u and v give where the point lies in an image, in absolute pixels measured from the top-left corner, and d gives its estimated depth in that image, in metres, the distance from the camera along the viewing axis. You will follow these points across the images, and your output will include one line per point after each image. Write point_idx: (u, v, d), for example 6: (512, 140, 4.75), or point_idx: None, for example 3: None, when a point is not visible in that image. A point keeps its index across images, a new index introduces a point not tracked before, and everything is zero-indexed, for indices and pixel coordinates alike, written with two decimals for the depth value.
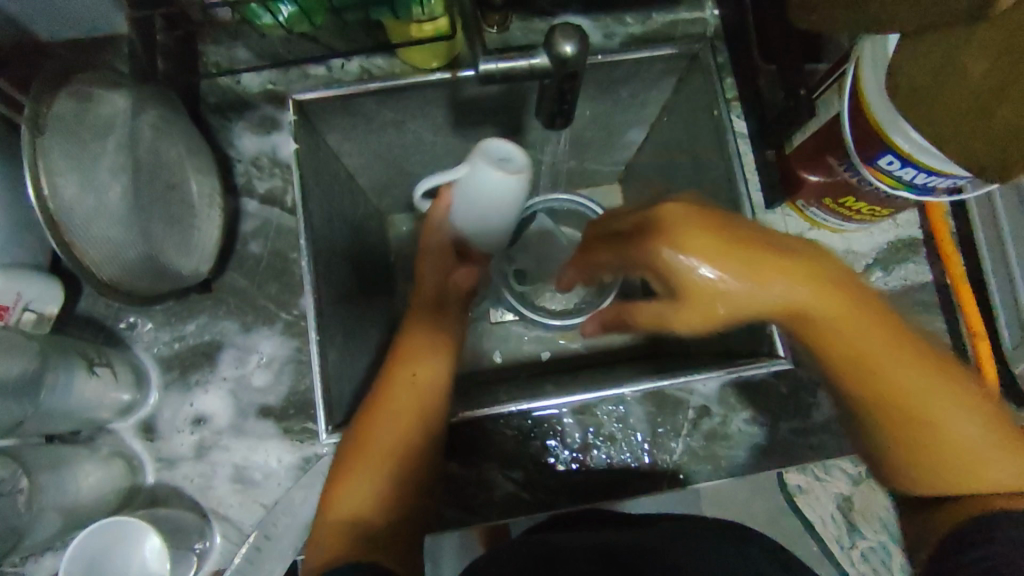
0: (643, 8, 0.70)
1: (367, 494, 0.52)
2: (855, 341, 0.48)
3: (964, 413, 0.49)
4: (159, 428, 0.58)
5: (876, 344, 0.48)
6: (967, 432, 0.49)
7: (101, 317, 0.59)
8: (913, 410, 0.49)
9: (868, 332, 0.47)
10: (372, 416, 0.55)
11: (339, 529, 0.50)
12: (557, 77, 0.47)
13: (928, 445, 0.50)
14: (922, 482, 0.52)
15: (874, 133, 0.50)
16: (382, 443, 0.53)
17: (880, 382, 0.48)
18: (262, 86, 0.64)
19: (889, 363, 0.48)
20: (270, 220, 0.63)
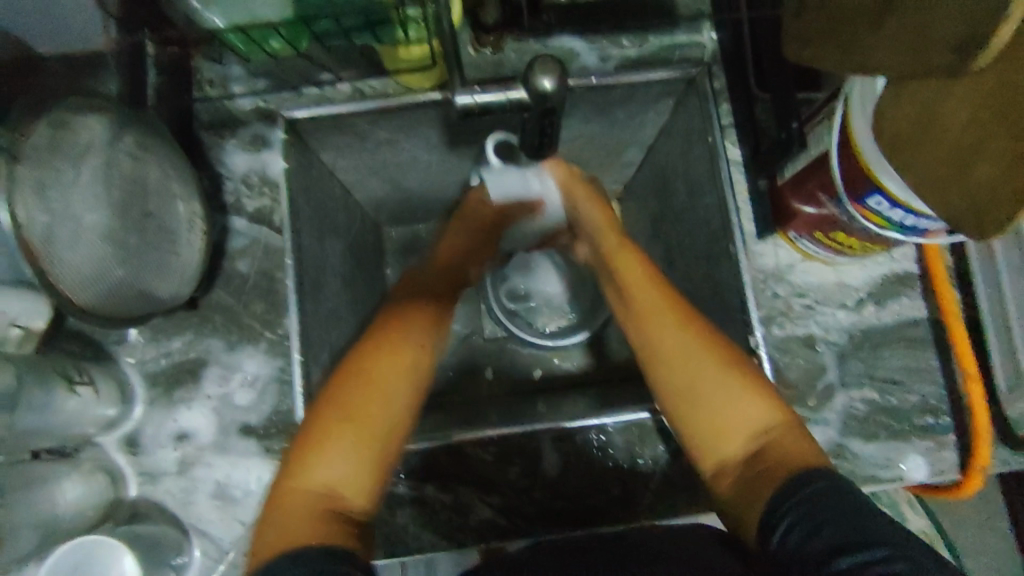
0: (639, 31, 0.69)
1: (340, 472, 0.50)
2: (653, 325, 0.55)
3: (732, 402, 0.51)
4: (143, 443, 0.59)
5: (665, 320, 0.54)
6: (731, 414, 0.51)
7: (90, 331, 0.60)
8: (682, 386, 0.53)
9: (666, 319, 0.54)
10: (347, 389, 0.52)
11: (307, 507, 0.48)
12: (535, 111, 0.48)
13: (699, 438, 0.52)
14: (719, 472, 0.51)
15: (862, 171, 0.49)
16: (362, 421, 0.51)
17: (663, 361, 0.53)
18: (254, 104, 0.65)
19: (669, 335, 0.54)
20: (258, 239, 0.63)
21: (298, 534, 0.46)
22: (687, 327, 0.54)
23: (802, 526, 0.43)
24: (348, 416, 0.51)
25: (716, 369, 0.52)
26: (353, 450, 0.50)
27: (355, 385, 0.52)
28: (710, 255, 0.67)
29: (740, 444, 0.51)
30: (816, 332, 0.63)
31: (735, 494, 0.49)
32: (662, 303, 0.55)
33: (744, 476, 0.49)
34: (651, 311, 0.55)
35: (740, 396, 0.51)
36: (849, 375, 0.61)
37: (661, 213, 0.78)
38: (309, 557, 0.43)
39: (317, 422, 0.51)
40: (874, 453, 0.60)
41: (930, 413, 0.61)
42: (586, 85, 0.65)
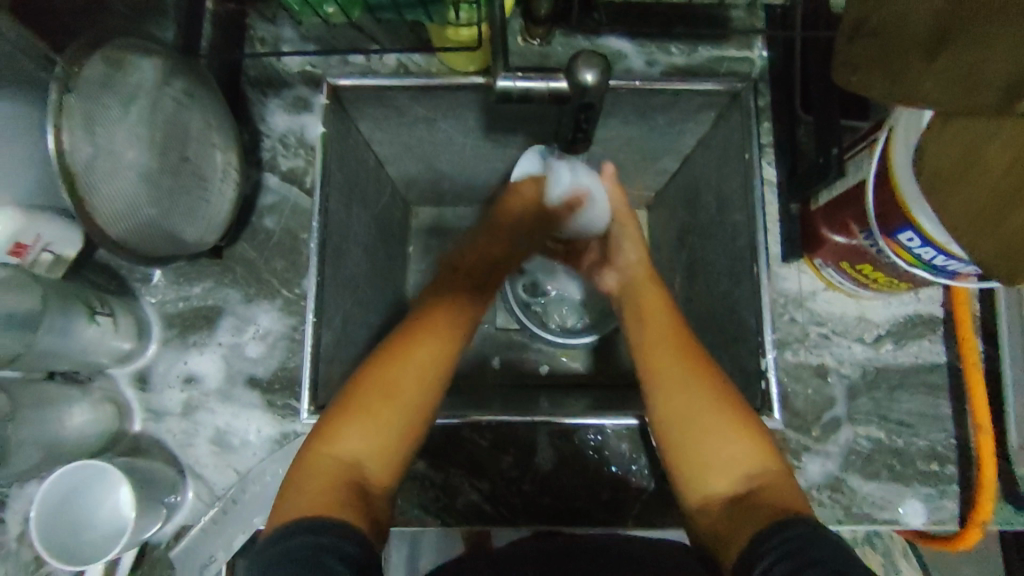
0: (689, 39, 0.69)
1: (365, 443, 0.52)
2: (655, 363, 0.57)
3: (722, 441, 0.52)
4: (152, 380, 0.60)
5: (668, 359, 0.56)
6: (722, 454, 0.52)
7: (116, 266, 0.62)
8: (677, 420, 0.53)
9: (669, 360, 0.56)
10: (385, 371, 0.55)
11: (328, 472, 0.50)
12: (573, 103, 0.48)
13: (687, 472, 0.52)
14: (703, 511, 0.51)
15: (897, 206, 0.48)
16: (403, 394, 0.54)
17: (663, 394, 0.55)
18: (301, 67, 0.66)
19: (671, 374, 0.55)
20: (288, 197, 0.65)
21: (316, 500, 0.47)
22: (677, 365, 0.56)
23: (790, 558, 0.41)
24: (388, 389, 0.54)
25: (710, 408, 0.53)
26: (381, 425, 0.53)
27: (386, 369, 0.55)
28: (731, 273, 0.66)
29: (723, 485, 0.51)
30: (829, 363, 0.62)
31: (719, 528, 0.49)
32: (668, 345, 0.57)
33: (726, 514, 0.49)
34: (654, 350, 0.57)
35: (728, 433, 0.52)
36: (858, 411, 0.60)
37: (688, 226, 0.77)
38: (320, 526, 0.44)
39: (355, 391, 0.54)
40: (873, 493, 0.59)
41: (936, 460, 0.59)
42: (628, 88, 0.65)
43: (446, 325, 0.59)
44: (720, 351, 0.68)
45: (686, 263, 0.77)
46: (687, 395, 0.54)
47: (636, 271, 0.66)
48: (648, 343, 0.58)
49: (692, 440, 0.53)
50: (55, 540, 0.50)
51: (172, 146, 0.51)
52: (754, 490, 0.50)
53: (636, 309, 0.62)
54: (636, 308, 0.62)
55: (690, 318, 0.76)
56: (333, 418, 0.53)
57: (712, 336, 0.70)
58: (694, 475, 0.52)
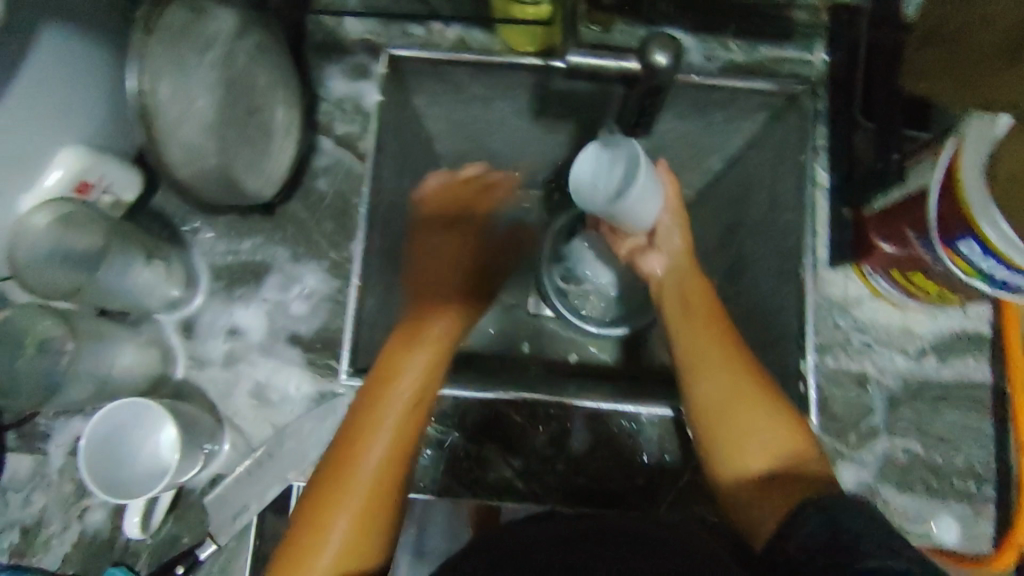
0: (751, 37, 0.69)
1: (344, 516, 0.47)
2: (690, 349, 0.56)
3: (759, 417, 0.52)
4: (197, 329, 0.61)
5: (703, 347, 0.55)
6: (760, 435, 0.51)
7: (170, 215, 0.63)
8: (711, 400, 0.53)
9: (704, 346, 0.55)
10: (355, 444, 0.49)
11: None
12: (642, 86, 0.49)
13: (721, 444, 0.52)
14: (738, 484, 0.51)
15: (960, 213, 0.47)
16: (386, 451, 0.49)
17: (698, 376, 0.54)
18: (362, 34, 0.67)
19: (710, 348, 0.55)
20: (340, 162, 0.65)
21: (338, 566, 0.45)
22: (713, 336, 0.56)
23: (828, 533, 0.42)
24: (348, 465, 0.48)
25: (742, 380, 0.53)
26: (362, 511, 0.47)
27: (360, 437, 0.49)
28: (776, 274, 0.66)
29: (761, 465, 0.51)
30: (870, 371, 0.61)
31: (757, 509, 0.49)
32: (706, 332, 0.56)
33: (764, 497, 0.49)
34: (690, 333, 0.57)
35: (763, 409, 0.52)
36: (896, 422, 0.60)
37: (731, 226, 0.77)
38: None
39: (324, 484, 0.48)
40: (906, 505, 0.58)
41: (973, 479, 0.59)
42: (687, 81, 0.64)
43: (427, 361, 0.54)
44: (757, 352, 0.68)
45: (726, 262, 0.77)
46: (720, 372, 0.54)
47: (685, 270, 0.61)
48: (680, 325, 0.58)
49: (729, 412, 0.52)
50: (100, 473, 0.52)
51: (241, 97, 0.52)
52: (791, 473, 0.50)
53: (666, 283, 0.61)
54: (686, 288, 0.61)
55: (727, 317, 0.75)
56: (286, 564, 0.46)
57: (748, 337, 0.70)
58: (728, 448, 0.52)
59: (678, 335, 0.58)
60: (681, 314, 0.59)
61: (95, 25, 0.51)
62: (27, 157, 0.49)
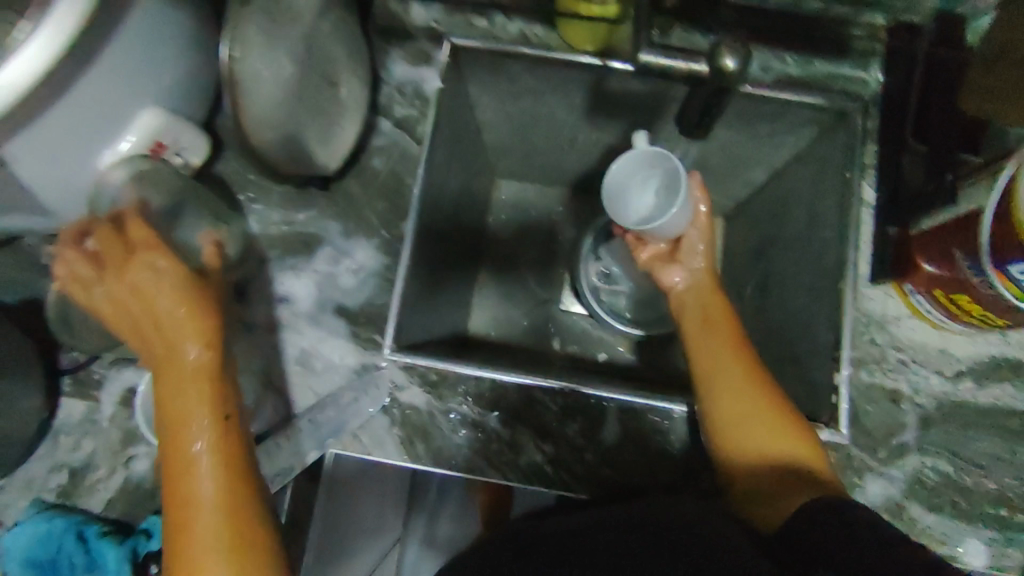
0: (807, 52, 0.69)
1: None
2: (707, 353, 0.57)
3: (769, 421, 0.54)
4: (248, 294, 0.63)
5: (718, 351, 0.57)
6: (770, 430, 0.53)
7: (230, 183, 0.65)
8: (726, 395, 0.55)
9: (718, 349, 0.57)
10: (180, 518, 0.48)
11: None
12: (710, 85, 0.51)
13: (732, 444, 0.54)
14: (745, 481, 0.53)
15: (1014, 235, 0.48)
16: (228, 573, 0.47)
17: (711, 377, 0.56)
18: (427, 22, 0.69)
19: (722, 353, 0.57)
20: (397, 144, 0.67)
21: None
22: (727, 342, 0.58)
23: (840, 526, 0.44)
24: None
25: (757, 387, 0.55)
26: None
27: (182, 520, 0.48)
28: (815, 287, 0.66)
29: (773, 453, 0.53)
30: (904, 389, 0.62)
31: (766, 493, 0.52)
32: (721, 337, 0.58)
33: (774, 483, 0.52)
34: (704, 336, 0.59)
35: (775, 414, 0.54)
36: (928, 442, 0.60)
37: (771, 238, 0.77)
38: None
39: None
40: (933, 525, 0.58)
41: (1002, 504, 0.59)
42: (742, 89, 0.65)
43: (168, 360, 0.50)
44: (789, 363, 0.68)
45: (763, 274, 0.77)
46: (732, 377, 0.56)
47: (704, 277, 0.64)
48: (696, 331, 0.60)
49: (740, 413, 0.54)
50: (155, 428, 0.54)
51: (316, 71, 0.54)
52: (797, 465, 0.52)
53: (685, 296, 0.63)
54: (705, 294, 0.62)
55: (760, 328, 0.76)
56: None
57: (781, 348, 0.70)
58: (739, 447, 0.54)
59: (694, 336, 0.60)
60: (698, 320, 0.60)
61: None
62: (113, 115, 0.53)
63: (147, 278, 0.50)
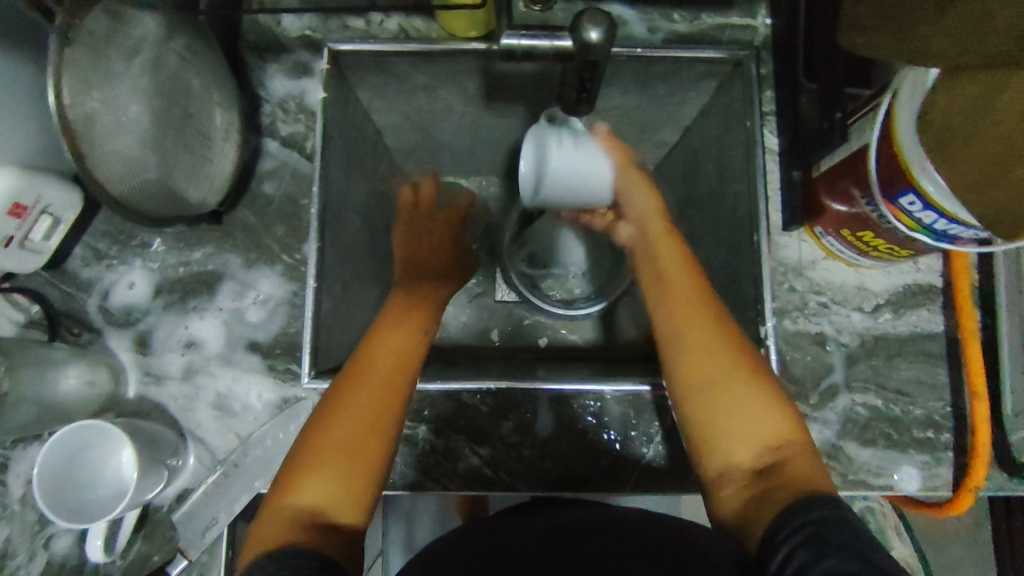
0: (693, 7, 0.67)
1: (334, 494, 0.46)
2: (680, 328, 0.50)
3: (753, 411, 0.47)
4: (153, 344, 0.60)
5: (698, 307, 0.50)
6: (742, 413, 0.47)
7: (116, 231, 0.62)
8: (700, 390, 0.48)
9: (690, 315, 0.50)
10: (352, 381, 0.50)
11: (290, 519, 0.45)
12: (577, 63, 0.48)
13: (711, 437, 0.47)
14: (721, 480, 0.47)
15: (899, 169, 0.48)
16: (378, 428, 0.49)
17: (683, 355, 0.49)
18: (301, 31, 0.65)
19: (698, 326, 0.49)
20: (287, 164, 0.64)
21: (272, 538, 0.43)
22: (704, 306, 0.50)
23: (807, 545, 0.39)
24: (332, 448, 0.47)
25: (732, 361, 0.48)
26: (356, 452, 0.48)
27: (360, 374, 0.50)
28: (731, 244, 0.66)
29: (746, 459, 0.46)
30: (828, 332, 0.62)
31: (743, 508, 0.45)
32: (691, 303, 0.50)
33: (749, 494, 0.45)
34: (681, 306, 0.50)
35: (754, 402, 0.47)
36: (855, 379, 0.61)
37: (686, 199, 0.76)
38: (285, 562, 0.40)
39: (325, 434, 0.48)
40: (869, 460, 0.59)
41: (932, 428, 0.60)
42: (632, 55, 0.62)
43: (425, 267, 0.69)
44: None
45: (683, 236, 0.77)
46: (710, 360, 0.48)
47: (651, 221, 0.57)
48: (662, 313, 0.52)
49: (716, 400, 0.47)
50: (71, 514, 0.52)
51: (172, 104, 0.50)
52: (778, 467, 0.46)
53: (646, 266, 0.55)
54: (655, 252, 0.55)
55: None
56: (341, 385, 0.50)
57: None
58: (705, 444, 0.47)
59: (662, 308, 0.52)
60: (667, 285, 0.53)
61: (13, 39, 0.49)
62: None
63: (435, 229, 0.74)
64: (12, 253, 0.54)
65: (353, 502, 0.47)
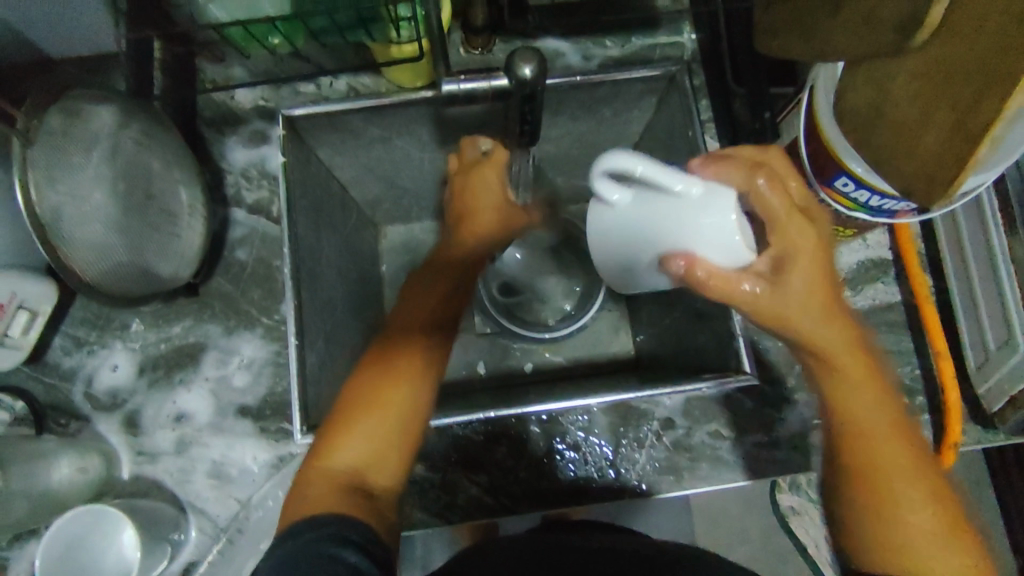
0: (623, 31, 0.71)
1: (366, 453, 0.52)
2: (878, 469, 0.52)
3: (942, 556, 0.51)
4: (143, 423, 0.61)
5: (884, 434, 0.52)
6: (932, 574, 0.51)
7: (94, 317, 0.63)
8: (890, 539, 0.51)
9: (890, 456, 0.52)
10: (389, 348, 0.57)
11: (334, 478, 0.51)
12: (517, 98, 0.50)
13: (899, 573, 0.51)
14: None
15: (829, 156, 0.51)
16: (402, 391, 0.54)
17: (871, 486, 0.52)
18: (254, 102, 0.67)
19: (897, 474, 0.52)
20: (256, 229, 0.66)
21: (319, 502, 0.48)
22: (895, 453, 0.52)
23: None
24: (372, 401, 0.54)
25: (925, 511, 0.51)
26: (383, 419, 0.53)
27: (398, 344, 0.57)
28: None
29: None
30: None
31: None
32: (890, 455, 0.52)
33: None
34: (880, 455, 0.52)
35: (952, 551, 0.51)
36: None
37: None
38: (323, 522, 0.45)
39: (352, 403, 0.54)
40: None
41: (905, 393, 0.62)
42: (571, 83, 0.65)
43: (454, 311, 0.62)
44: (690, 323, 0.70)
45: None
46: (911, 510, 0.51)
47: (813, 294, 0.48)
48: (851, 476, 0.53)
49: (906, 548, 0.51)
50: None
51: (136, 188, 0.52)
52: None
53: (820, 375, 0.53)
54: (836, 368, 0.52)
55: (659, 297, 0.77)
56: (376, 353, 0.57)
57: (680, 310, 0.72)
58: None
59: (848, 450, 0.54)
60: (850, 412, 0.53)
61: None
62: None
63: (488, 183, 0.66)
64: None
65: (385, 466, 0.53)
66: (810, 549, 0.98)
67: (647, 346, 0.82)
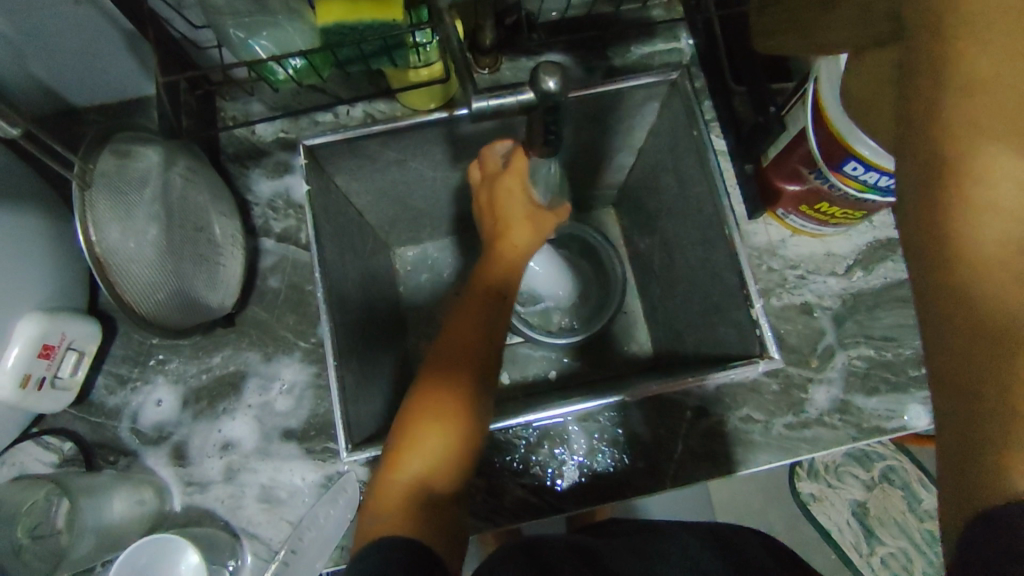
0: (623, 43, 0.75)
1: (426, 469, 0.52)
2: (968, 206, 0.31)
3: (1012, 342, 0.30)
4: (191, 454, 0.62)
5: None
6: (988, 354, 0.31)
7: (135, 353, 0.64)
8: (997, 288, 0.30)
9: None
10: (441, 362, 0.56)
11: (399, 494, 0.50)
12: (539, 110, 0.53)
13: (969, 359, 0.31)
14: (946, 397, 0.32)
15: (837, 142, 0.54)
16: (451, 405, 0.53)
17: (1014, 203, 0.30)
18: (275, 134, 0.69)
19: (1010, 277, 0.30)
20: (286, 257, 0.68)
21: (386, 526, 0.48)
22: None
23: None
24: (427, 415, 0.53)
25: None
26: (441, 434, 0.52)
27: (450, 357, 0.56)
28: (703, 243, 0.70)
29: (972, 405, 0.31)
30: (811, 299, 0.67)
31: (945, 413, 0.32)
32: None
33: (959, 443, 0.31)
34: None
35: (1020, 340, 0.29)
36: (847, 336, 0.66)
37: (652, 213, 0.82)
38: (382, 545, 0.45)
39: (408, 421, 0.53)
40: (878, 407, 0.64)
41: (924, 365, 0.65)
42: (580, 95, 0.68)
43: (497, 321, 0.60)
44: (709, 316, 0.72)
45: (660, 243, 0.81)
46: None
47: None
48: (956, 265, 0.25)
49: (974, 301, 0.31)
50: None
51: (184, 221, 0.55)
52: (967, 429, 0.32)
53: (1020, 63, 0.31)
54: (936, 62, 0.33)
55: (675, 295, 0.79)
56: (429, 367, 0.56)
57: (697, 304, 0.74)
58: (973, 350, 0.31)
59: (927, 279, 0.33)
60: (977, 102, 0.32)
61: (20, 197, 0.53)
62: None
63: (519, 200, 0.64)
64: (45, 395, 0.56)
65: (444, 478, 0.52)
66: (836, 535, 1.02)
67: (666, 343, 0.84)
